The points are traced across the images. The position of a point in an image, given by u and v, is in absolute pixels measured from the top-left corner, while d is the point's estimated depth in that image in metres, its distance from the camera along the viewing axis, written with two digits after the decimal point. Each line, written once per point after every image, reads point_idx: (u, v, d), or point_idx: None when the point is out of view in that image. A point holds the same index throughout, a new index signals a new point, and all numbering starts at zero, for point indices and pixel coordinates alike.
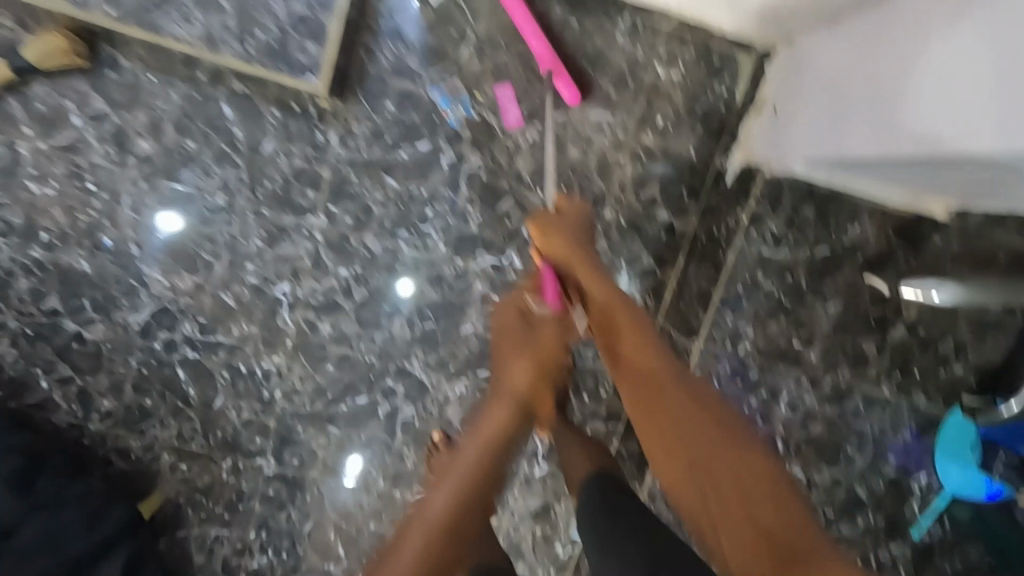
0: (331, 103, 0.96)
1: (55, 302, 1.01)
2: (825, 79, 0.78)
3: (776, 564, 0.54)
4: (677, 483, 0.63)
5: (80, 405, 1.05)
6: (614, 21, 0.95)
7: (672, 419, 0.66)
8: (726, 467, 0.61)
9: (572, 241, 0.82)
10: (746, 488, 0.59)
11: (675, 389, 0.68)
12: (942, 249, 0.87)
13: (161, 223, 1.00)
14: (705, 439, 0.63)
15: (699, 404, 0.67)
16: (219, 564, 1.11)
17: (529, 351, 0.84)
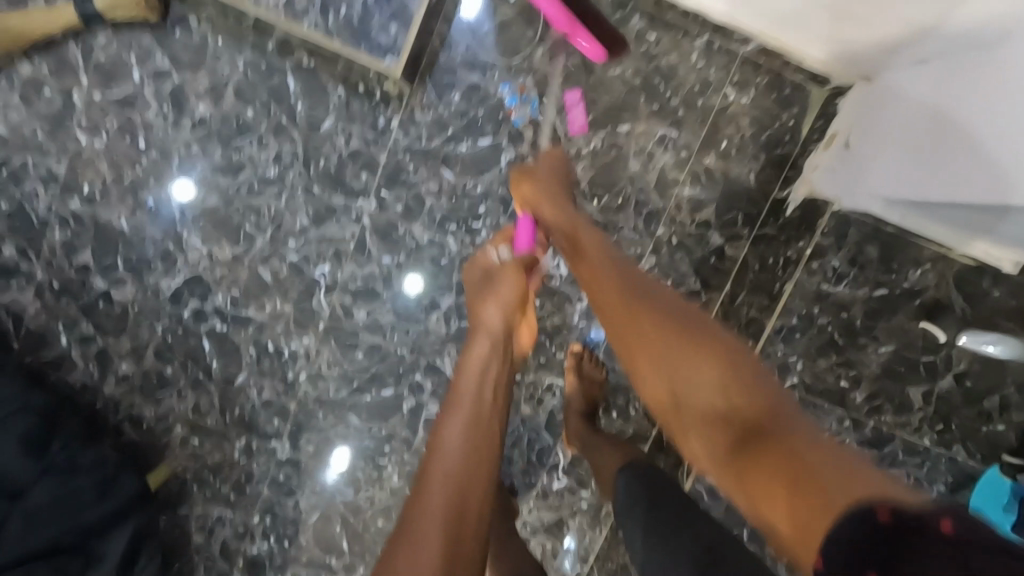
0: (398, 88, 0.96)
1: (87, 258, 0.99)
2: (900, 123, 0.78)
3: (750, 441, 0.50)
4: (643, 376, 0.60)
5: (97, 366, 1.01)
6: (691, 39, 0.95)
7: (635, 315, 0.61)
8: (702, 364, 0.55)
9: (537, 186, 0.82)
10: (724, 383, 0.54)
11: (633, 298, 0.63)
12: (998, 301, 0.86)
13: (175, 191, 0.98)
14: (667, 340, 0.58)
15: (660, 301, 0.62)
16: (218, 546, 1.07)
17: (496, 288, 0.80)
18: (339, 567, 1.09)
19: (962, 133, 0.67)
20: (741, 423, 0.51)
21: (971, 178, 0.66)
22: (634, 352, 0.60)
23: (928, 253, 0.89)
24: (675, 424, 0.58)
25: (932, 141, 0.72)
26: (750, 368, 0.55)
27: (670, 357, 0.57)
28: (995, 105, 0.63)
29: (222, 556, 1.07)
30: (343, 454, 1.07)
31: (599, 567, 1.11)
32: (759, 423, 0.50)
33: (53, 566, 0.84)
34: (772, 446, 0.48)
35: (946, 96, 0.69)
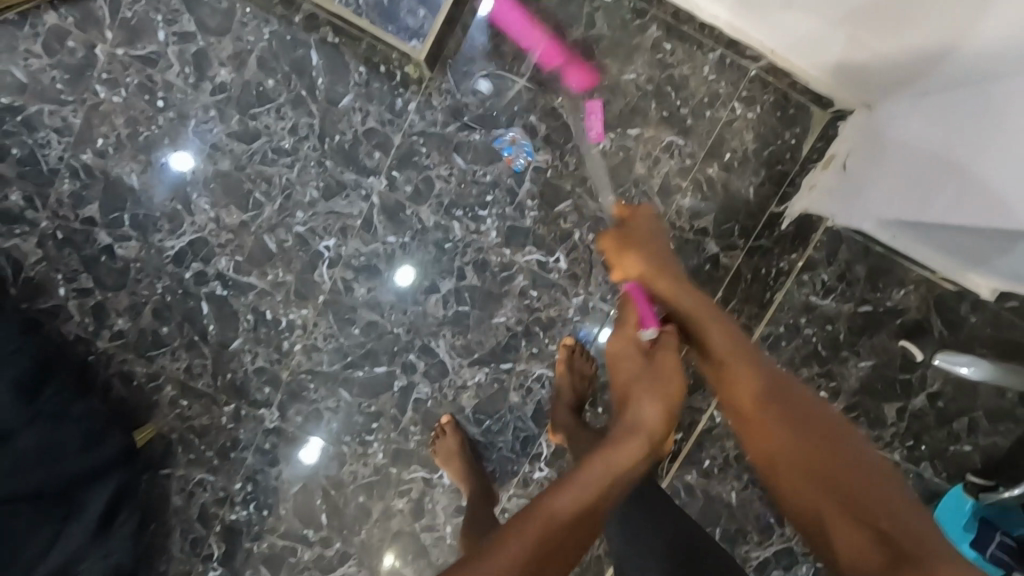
0: (418, 73, 0.98)
1: (93, 211, 0.99)
2: (908, 144, 0.80)
3: (901, 567, 0.52)
4: (783, 481, 0.64)
5: (93, 320, 1.02)
6: (705, 52, 0.99)
7: (761, 421, 0.68)
8: (833, 474, 0.61)
9: (643, 259, 0.83)
10: (869, 500, 0.58)
11: (761, 394, 0.69)
12: (975, 327, 0.90)
13: (174, 162, 0.99)
14: (800, 451, 0.64)
15: (803, 411, 0.67)
16: (197, 509, 1.09)
17: (651, 380, 0.79)
18: (316, 540, 1.10)
19: (964, 160, 0.69)
20: (897, 545, 0.54)
21: (963, 209, 0.69)
22: (766, 452, 0.67)
23: (913, 275, 0.92)
24: (811, 527, 0.61)
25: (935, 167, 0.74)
26: (897, 493, 0.58)
27: (805, 463, 0.63)
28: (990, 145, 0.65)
29: (200, 519, 1.09)
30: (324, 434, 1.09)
31: (572, 559, 1.12)
32: (908, 548, 0.53)
33: (35, 512, 0.85)
34: (918, 574, 0.50)
35: (953, 125, 0.71)
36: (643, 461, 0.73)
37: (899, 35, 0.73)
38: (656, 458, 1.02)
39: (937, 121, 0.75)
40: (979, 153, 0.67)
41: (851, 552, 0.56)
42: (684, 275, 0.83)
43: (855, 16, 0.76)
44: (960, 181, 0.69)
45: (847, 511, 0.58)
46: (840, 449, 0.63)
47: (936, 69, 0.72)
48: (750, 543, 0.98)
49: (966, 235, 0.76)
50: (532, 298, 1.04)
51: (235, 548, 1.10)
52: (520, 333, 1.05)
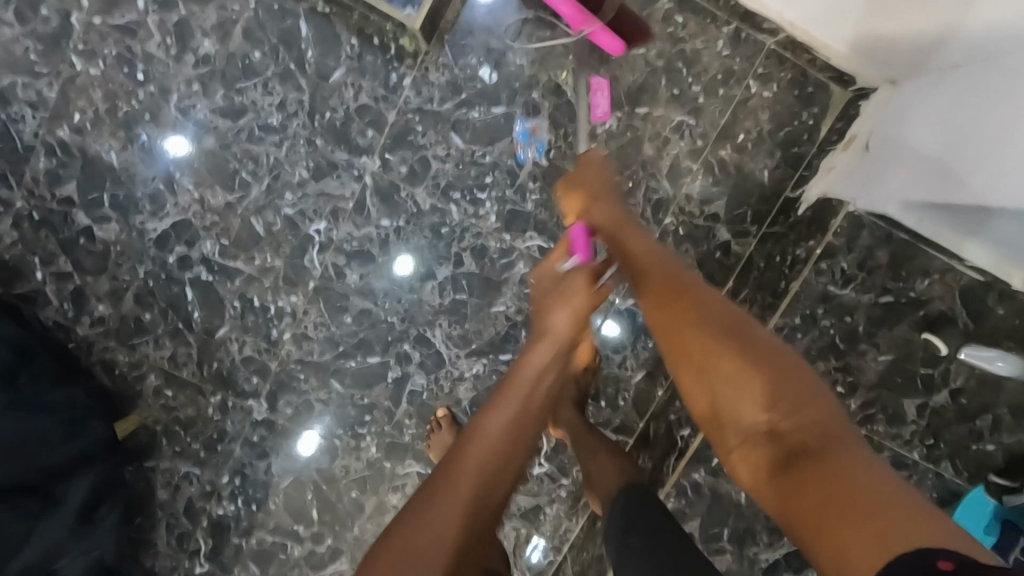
0: (414, 45, 0.93)
1: (71, 191, 0.94)
2: (924, 125, 0.76)
3: (797, 465, 0.48)
4: (687, 384, 0.59)
5: (72, 305, 0.97)
6: (719, 26, 0.93)
7: (677, 317, 0.61)
8: (723, 364, 0.56)
9: (586, 198, 0.81)
10: (758, 392, 0.53)
11: (678, 297, 0.63)
12: (1002, 319, 0.84)
13: (170, 145, 0.94)
14: (714, 345, 0.57)
15: (721, 307, 0.61)
16: (183, 503, 1.05)
17: (563, 294, 0.81)
18: (307, 536, 1.06)
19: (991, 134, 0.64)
20: (794, 446, 0.49)
21: (992, 185, 0.64)
22: (690, 360, 0.59)
23: (938, 263, 0.87)
24: (715, 425, 0.56)
25: (958, 146, 0.69)
26: (792, 381, 0.53)
27: (728, 368, 0.56)
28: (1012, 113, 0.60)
29: (186, 514, 1.05)
30: (315, 428, 1.04)
31: (573, 558, 1.08)
32: (813, 446, 0.49)
33: (12, 505, 0.80)
34: (818, 466, 0.47)
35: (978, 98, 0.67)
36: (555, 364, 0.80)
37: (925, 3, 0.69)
38: (661, 455, 0.99)
39: (956, 97, 0.70)
40: (1006, 124, 0.62)
41: (753, 464, 0.53)
42: (619, 205, 0.80)
43: None
44: (987, 155, 0.64)
45: (752, 411, 0.53)
46: (750, 347, 0.56)
47: (961, 41, 0.68)
48: (759, 543, 0.93)
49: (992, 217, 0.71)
50: None
51: (222, 544, 1.06)
52: (521, 323, 1.00)
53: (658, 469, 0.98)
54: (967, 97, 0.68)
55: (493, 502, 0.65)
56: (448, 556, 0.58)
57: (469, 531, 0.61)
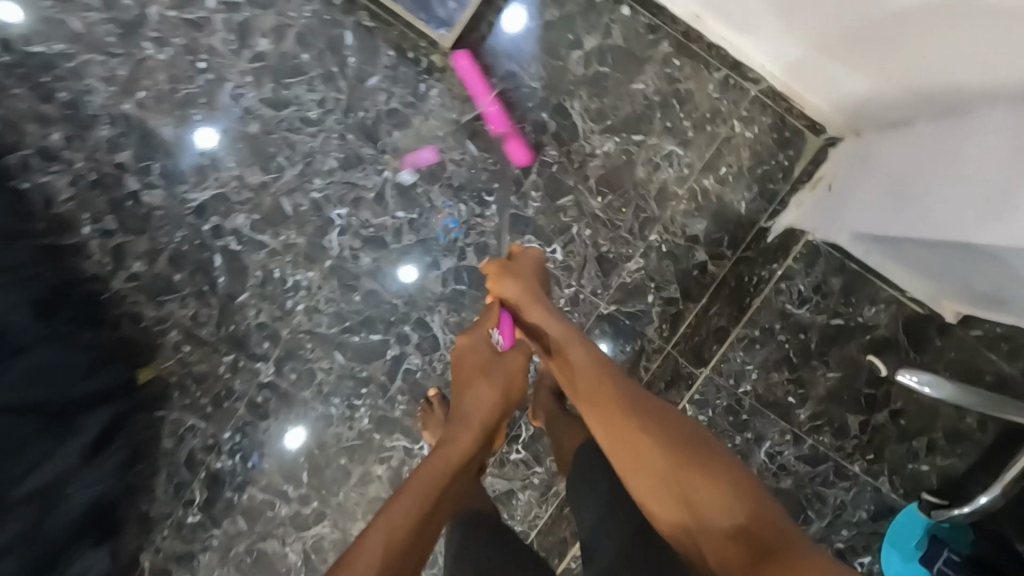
0: (443, 62, 1.05)
1: (126, 158, 1.06)
2: (886, 174, 0.86)
3: (755, 560, 0.56)
4: (640, 485, 0.68)
5: (112, 260, 1.08)
6: (712, 71, 1.05)
7: (630, 432, 0.71)
8: (681, 473, 0.66)
9: (518, 289, 0.90)
10: (727, 501, 0.62)
11: (629, 405, 0.73)
12: (938, 351, 0.96)
13: (198, 137, 1.06)
14: (659, 455, 0.68)
15: (667, 424, 0.71)
16: (185, 453, 1.14)
17: (490, 376, 0.89)
18: (295, 497, 1.15)
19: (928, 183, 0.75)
20: (746, 535, 0.58)
21: (925, 225, 0.74)
22: (628, 463, 0.70)
23: (884, 294, 0.98)
24: (681, 527, 0.64)
25: (902, 194, 0.80)
26: (732, 482, 0.64)
27: (674, 473, 0.66)
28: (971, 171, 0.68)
29: (187, 464, 1.14)
30: (314, 395, 1.13)
31: (539, 542, 1.16)
32: (763, 541, 0.57)
33: (37, 425, 0.86)
34: (778, 562, 0.54)
35: (925, 153, 0.78)
36: (471, 448, 0.82)
37: (886, 65, 0.81)
38: None
39: (909, 150, 0.82)
40: (947, 175, 0.72)
41: (718, 552, 0.60)
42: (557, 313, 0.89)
43: (846, 41, 0.83)
44: (925, 201, 0.75)
45: (713, 512, 0.62)
46: (699, 453, 0.67)
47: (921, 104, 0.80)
48: None
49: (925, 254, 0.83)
50: None
51: (216, 496, 1.14)
52: None
53: None
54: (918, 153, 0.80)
55: None
56: None
57: None
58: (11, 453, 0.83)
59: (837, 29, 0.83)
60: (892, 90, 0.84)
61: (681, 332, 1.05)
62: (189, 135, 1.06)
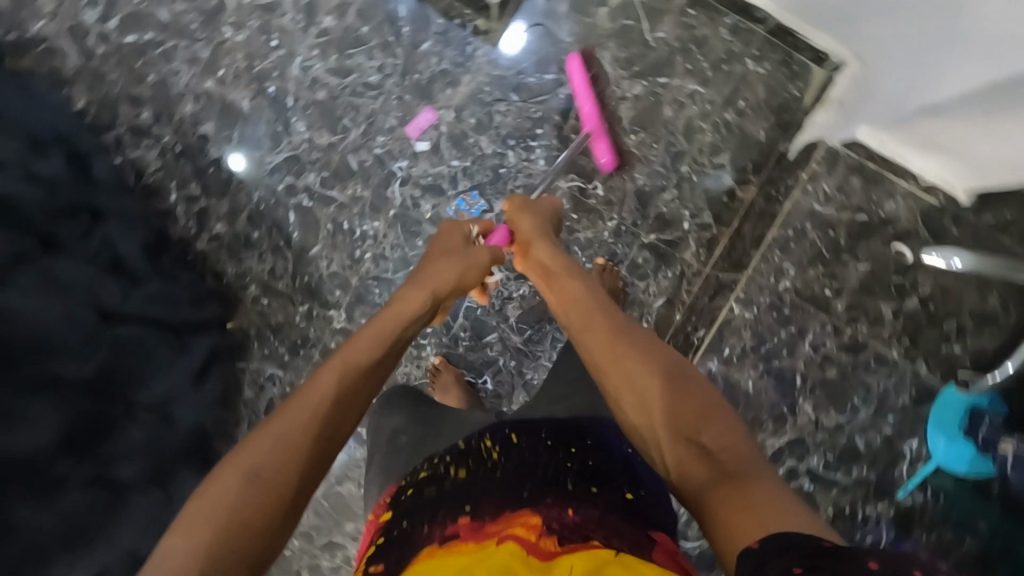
0: (487, 25, 1.19)
1: (208, 129, 1.19)
2: (895, 78, 0.96)
3: (717, 476, 0.57)
4: (618, 391, 0.69)
5: (196, 222, 1.19)
6: (724, 18, 1.19)
7: (618, 350, 0.72)
8: (668, 406, 0.64)
9: (530, 222, 0.97)
10: (700, 424, 0.62)
11: (621, 335, 0.74)
12: (957, 239, 1.06)
13: (232, 160, 1.19)
14: (646, 373, 0.68)
15: (654, 352, 0.71)
16: (265, 403, 1.21)
17: (457, 257, 0.91)
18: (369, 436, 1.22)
19: (938, 74, 0.86)
20: (713, 457, 0.59)
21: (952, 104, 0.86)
22: (611, 371, 0.71)
23: (900, 189, 1.09)
24: (646, 435, 0.66)
25: (919, 87, 0.91)
26: (717, 416, 0.63)
27: (656, 390, 0.66)
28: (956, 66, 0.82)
29: (267, 412, 1.22)
30: None
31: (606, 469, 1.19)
32: (730, 466, 0.57)
33: (162, 340, 0.98)
34: (735, 486, 0.55)
35: (922, 54, 0.88)
36: (419, 324, 0.84)
37: None
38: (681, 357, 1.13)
39: (905, 53, 0.92)
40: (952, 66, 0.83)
41: (680, 461, 0.60)
42: (562, 252, 0.92)
43: None
44: (942, 87, 0.86)
45: (683, 430, 0.62)
46: (687, 385, 0.66)
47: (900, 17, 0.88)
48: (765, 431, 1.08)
49: (940, 133, 0.95)
50: (572, 220, 1.20)
51: None
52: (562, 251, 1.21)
53: None
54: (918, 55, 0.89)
55: (305, 461, 0.63)
56: (266, 491, 0.59)
57: (291, 461, 0.62)
58: (139, 357, 0.96)
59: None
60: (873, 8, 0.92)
61: (717, 253, 1.15)
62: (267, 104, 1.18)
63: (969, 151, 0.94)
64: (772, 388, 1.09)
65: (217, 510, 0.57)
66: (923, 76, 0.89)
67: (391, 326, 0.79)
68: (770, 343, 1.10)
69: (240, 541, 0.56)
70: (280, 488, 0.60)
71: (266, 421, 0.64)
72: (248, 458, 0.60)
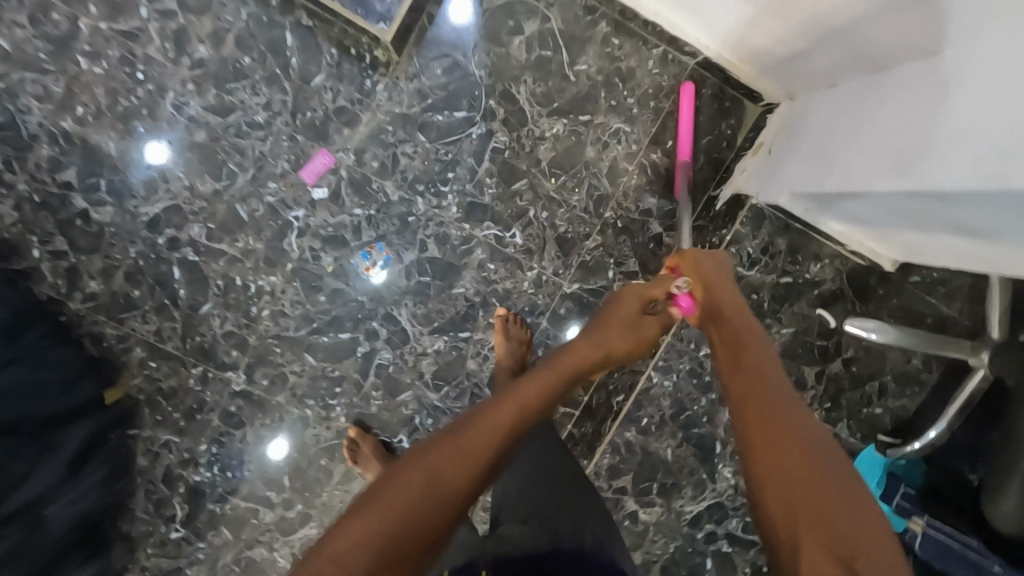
0: (387, 55, 1.06)
1: (69, 176, 1.04)
2: (825, 133, 0.86)
3: None
4: (760, 461, 0.55)
5: (66, 281, 1.06)
6: (651, 48, 1.08)
7: (774, 417, 0.58)
8: (804, 484, 0.51)
9: (711, 268, 0.86)
10: (851, 541, 0.46)
11: (785, 408, 0.59)
12: (883, 299, 1.03)
13: (150, 152, 1.05)
14: (801, 459, 0.54)
15: (824, 444, 0.56)
16: (162, 470, 1.12)
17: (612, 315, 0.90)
18: (279, 501, 1.14)
19: (868, 136, 0.75)
20: None
21: (859, 175, 0.75)
22: (760, 432, 0.57)
23: (828, 250, 1.03)
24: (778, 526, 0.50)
25: (843, 148, 0.80)
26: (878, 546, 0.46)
27: (811, 483, 0.51)
28: (887, 124, 0.70)
29: (164, 480, 1.12)
30: (286, 399, 1.13)
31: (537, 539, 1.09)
32: None
33: (16, 443, 0.88)
34: None
35: (864, 111, 0.77)
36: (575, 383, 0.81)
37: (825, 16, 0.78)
38: (601, 420, 1.05)
39: (848, 108, 0.82)
40: (885, 125, 0.71)
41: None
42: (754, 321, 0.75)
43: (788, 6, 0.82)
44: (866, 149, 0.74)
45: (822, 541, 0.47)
46: (847, 493, 0.50)
47: (862, 61, 0.78)
48: (684, 497, 1.05)
49: (858, 207, 0.85)
50: (489, 271, 1.11)
51: (197, 509, 1.13)
52: (479, 304, 1.12)
53: (598, 431, 1.05)
54: (859, 114, 0.78)
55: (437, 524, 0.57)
56: (391, 528, 0.55)
57: (427, 518, 0.56)
58: None
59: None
60: (832, 49, 0.82)
61: None
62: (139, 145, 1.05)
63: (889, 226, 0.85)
64: (692, 455, 1.05)
65: (398, 503, 0.56)
66: (853, 137, 0.78)
67: (558, 377, 0.78)
68: (691, 409, 1.05)
69: (402, 542, 0.54)
70: (406, 537, 0.55)
71: (457, 434, 0.64)
72: (399, 488, 0.58)
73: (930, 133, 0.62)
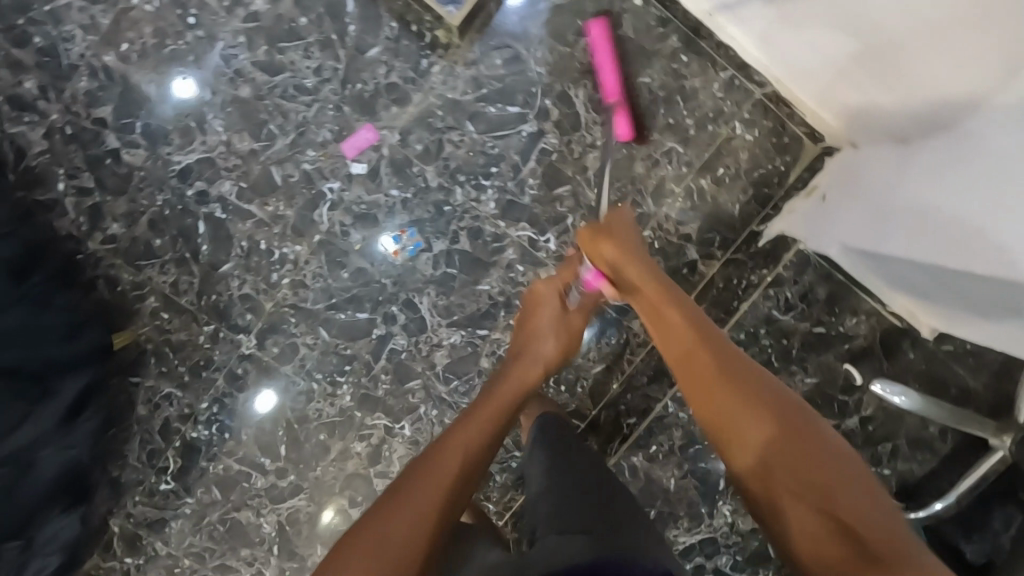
0: (448, 38, 1.04)
1: (106, 113, 1.03)
2: (875, 189, 0.87)
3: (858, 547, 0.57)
4: (735, 439, 0.71)
5: (88, 220, 1.04)
6: (717, 70, 1.05)
7: (723, 387, 0.74)
8: (771, 450, 0.68)
9: (616, 249, 0.87)
10: (815, 478, 0.64)
11: (732, 379, 0.74)
12: (911, 362, 1.01)
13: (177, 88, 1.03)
14: (762, 421, 0.70)
15: (762, 395, 0.72)
16: (159, 422, 1.09)
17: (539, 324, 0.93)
18: (272, 470, 1.10)
19: (920, 200, 0.78)
20: (849, 530, 0.59)
21: (921, 240, 0.78)
22: (722, 417, 0.73)
23: (865, 306, 1.02)
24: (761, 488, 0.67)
25: (896, 209, 0.82)
26: (838, 469, 0.64)
27: (767, 439, 0.68)
28: (942, 191, 0.74)
29: (161, 432, 1.09)
30: (294, 371, 1.09)
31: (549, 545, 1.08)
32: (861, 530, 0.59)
33: (12, 388, 0.88)
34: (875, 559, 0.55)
35: (914, 174, 0.80)
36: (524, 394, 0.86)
37: (890, 74, 0.80)
38: (606, 439, 1.05)
39: (897, 168, 0.84)
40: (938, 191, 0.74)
41: (804, 529, 0.62)
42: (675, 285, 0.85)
43: (856, 58, 0.84)
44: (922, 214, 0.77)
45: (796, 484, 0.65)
46: (799, 432, 0.68)
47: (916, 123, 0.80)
48: (678, 527, 1.04)
49: (904, 269, 0.87)
50: (517, 272, 1.08)
51: (191, 464, 1.09)
52: (501, 305, 1.08)
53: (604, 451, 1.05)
54: (908, 176, 0.81)
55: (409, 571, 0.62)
56: None
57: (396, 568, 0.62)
58: None
59: (848, 22, 0.79)
60: (891, 105, 0.83)
61: None
62: (183, 91, 1.03)
63: (920, 286, 0.88)
64: (693, 487, 1.05)
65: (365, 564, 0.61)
66: (901, 201, 0.81)
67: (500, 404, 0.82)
68: (700, 442, 1.05)
69: None
70: None
71: (394, 497, 0.69)
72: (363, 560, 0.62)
73: (990, 204, 0.66)
